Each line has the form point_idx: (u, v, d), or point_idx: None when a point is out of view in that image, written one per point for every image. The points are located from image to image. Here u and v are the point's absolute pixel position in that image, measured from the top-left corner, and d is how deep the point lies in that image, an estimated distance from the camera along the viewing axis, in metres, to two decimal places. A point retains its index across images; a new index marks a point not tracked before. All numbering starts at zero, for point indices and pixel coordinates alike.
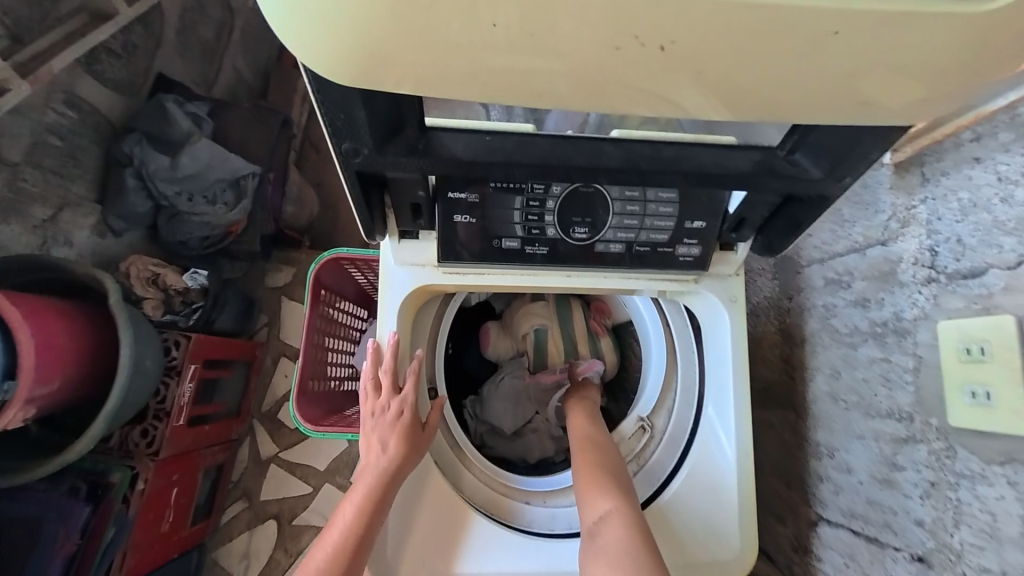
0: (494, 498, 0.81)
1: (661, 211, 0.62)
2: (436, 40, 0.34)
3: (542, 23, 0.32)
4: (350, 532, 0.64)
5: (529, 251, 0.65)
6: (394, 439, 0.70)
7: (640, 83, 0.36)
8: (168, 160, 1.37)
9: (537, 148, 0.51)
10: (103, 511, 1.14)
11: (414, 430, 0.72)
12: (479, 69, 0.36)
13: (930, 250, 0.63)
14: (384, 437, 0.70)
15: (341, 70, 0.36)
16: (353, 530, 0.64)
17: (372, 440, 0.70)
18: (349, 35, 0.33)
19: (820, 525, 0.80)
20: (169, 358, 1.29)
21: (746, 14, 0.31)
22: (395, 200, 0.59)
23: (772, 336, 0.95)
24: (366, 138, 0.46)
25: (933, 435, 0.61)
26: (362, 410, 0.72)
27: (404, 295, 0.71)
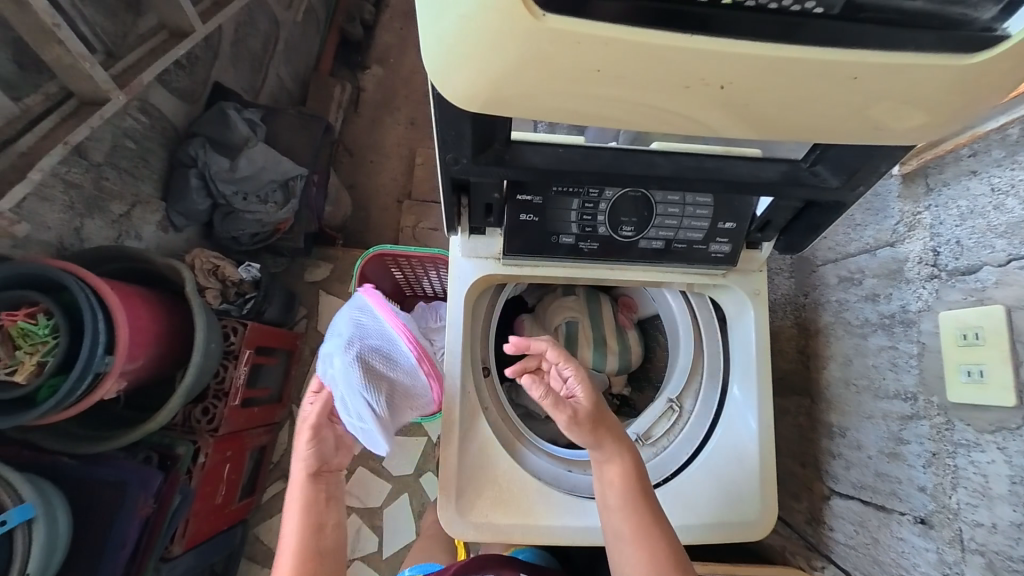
0: (512, 444, 0.89)
1: (697, 213, 0.72)
2: (546, 81, 0.43)
3: (634, 65, 0.41)
4: (296, 535, 0.74)
5: (581, 246, 0.75)
6: (307, 442, 0.78)
7: (698, 113, 0.47)
8: (228, 163, 1.50)
9: (600, 159, 0.61)
10: (172, 480, 1.23)
11: (319, 427, 0.79)
12: (577, 102, 0.45)
13: (933, 251, 0.72)
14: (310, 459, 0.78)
15: (467, 98, 0.46)
16: (300, 541, 0.74)
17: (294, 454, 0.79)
18: (483, 74, 0.43)
19: (832, 498, 0.89)
20: (228, 343, 1.41)
21: (788, 64, 0.41)
22: (471, 200, 0.69)
23: (788, 329, 1.04)
24: (467, 150, 0.56)
25: (934, 411, 0.70)
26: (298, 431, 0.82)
27: (469, 284, 0.81)
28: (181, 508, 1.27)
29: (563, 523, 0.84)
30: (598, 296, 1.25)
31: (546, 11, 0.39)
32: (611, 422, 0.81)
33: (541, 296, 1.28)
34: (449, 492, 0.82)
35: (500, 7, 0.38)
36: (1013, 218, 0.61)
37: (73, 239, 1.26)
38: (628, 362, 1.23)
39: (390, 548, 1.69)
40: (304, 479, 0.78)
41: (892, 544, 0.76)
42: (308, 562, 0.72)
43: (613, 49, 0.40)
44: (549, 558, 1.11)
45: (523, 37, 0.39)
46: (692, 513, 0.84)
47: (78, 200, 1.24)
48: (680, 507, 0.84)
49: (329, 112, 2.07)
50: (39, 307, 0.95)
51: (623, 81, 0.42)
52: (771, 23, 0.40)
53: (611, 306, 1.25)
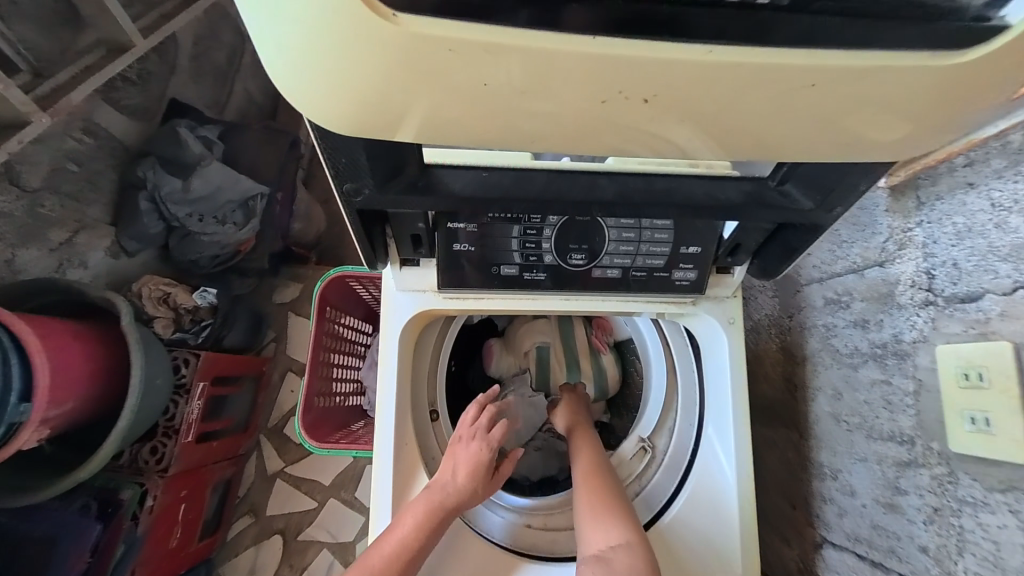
0: None
1: (656, 237, 0.63)
2: (427, 96, 0.34)
3: (532, 73, 0.33)
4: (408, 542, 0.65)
5: (527, 278, 0.66)
6: (466, 471, 0.71)
7: (627, 128, 0.38)
8: (180, 183, 1.41)
9: (532, 184, 0.52)
10: (115, 527, 1.16)
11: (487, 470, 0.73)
12: (477, 117, 0.37)
13: (927, 273, 0.63)
14: (484, 483, 0.72)
15: (340, 121, 0.37)
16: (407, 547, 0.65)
17: (454, 463, 0.72)
18: (347, 92, 0.34)
19: (824, 547, 0.79)
20: (179, 376, 1.32)
21: (728, 73, 0.33)
22: (396, 231, 0.61)
23: (773, 354, 0.95)
24: (368, 180, 0.47)
25: (934, 460, 0.61)
26: (463, 434, 0.75)
27: (406, 321, 0.72)
28: (127, 557, 1.19)
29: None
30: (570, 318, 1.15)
31: (401, 9, 0.30)
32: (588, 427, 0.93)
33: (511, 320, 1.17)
34: None
35: (344, 7, 0.29)
36: (1017, 239, 0.52)
37: (6, 271, 1.18)
38: (604, 390, 1.13)
39: None
40: (465, 499, 0.70)
41: None
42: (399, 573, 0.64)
43: (500, 55, 0.31)
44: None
45: (382, 45, 0.31)
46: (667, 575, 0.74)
47: (8, 229, 1.16)
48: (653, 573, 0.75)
49: (300, 126, 1.99)
50: None
51: (525, 91, 0.34)
52: (698, 18, 0.32)
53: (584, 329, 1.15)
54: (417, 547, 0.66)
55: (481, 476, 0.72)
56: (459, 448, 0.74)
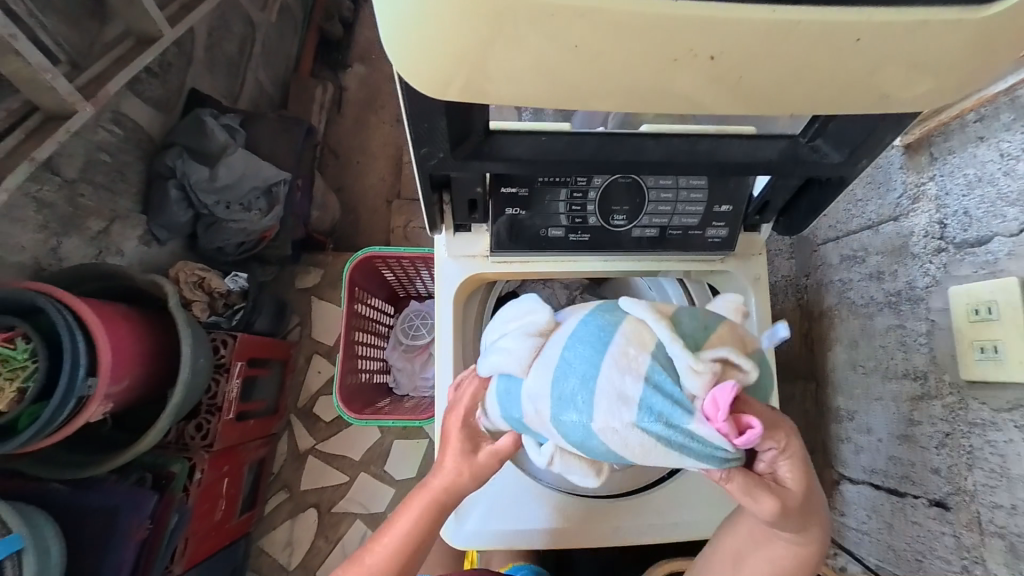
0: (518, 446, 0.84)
1: (692, 197, 0.68)
2: (512, 74, 0.40)
3: (621, 31, 0.37)
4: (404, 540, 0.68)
5: (572, 239, 0.71)
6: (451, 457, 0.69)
7: (669, 90, 0.43)
8: (207, 172, 1.46)
9: (584, 147, 0.57)
10: (166, 500, 1.20)
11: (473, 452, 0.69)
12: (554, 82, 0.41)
13: (940, 223, 0.69)
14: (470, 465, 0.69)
15: (428, 83, 0.42)
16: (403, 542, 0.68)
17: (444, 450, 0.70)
18: (440, 55, 0.39)
19: (842, 484, 0.86)
20: (218, 356, 1.37)
21: (786, 31, 0.37)
22: (453, 196, 0.66)
23: (790, 313, 1.02)
24: (442, 145, 0.53)
25: (947, 390, 0.67)
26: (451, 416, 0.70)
27: (456, 285, 0.77)
28: (178, 527, 1.24)
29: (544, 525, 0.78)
30: (597, 435, 0.51)
31: None
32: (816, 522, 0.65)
33: (496, 416, 0.63)
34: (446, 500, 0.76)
35: None
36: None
37: (50, 259, 1.22)
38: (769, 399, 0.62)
39: None
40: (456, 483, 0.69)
41: (908, 528, 0.73)
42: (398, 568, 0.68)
43: (605, 23, 0.36)
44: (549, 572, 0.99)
45: (487, 12, 0.36)
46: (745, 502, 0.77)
47: (53, 218, 1.20)
48: (648, 509, 0.81)
49: (311, 114, 1.98)
50: (18, 331, 0.93)
51: (614, 52, 0.38)
52: None
53: (649, 451, 0.50)
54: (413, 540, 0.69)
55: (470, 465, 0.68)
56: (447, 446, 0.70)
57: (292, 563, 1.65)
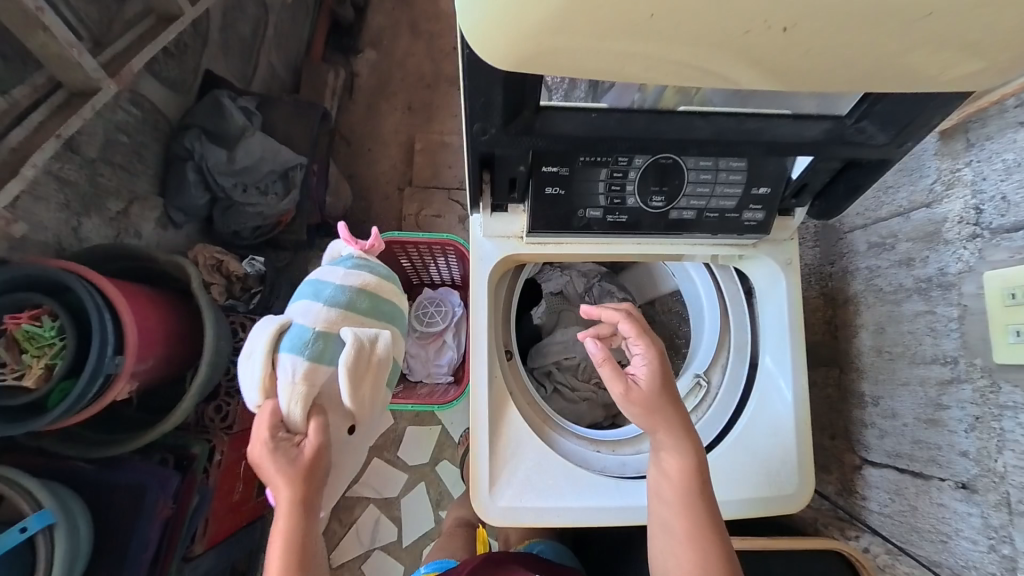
0: (539, 425, 0.84)
1: (731, 178, 0.69)
2: (582, 44, 0.40)
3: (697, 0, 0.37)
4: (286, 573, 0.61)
5: (609, 220, 0.72)
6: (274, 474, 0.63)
7: (731, 66, 0.43)
8: (224, 154, 1.46)
9: (636, 124, 0.58)
10: (189, 482, 1.20)
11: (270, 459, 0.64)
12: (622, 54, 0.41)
13: (975, 209, 0.70)
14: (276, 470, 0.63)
15: (494, 54, 0.42)
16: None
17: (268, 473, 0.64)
18: (512, 24, 0.39)
19: (865, 468, 0.87)
20: (237, 339, 1.37)
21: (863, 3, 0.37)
22: (495, 175, 0.66)
23: (813, 301, 1.03)
24: (496, 119, 0.53)
25: (978, 374, 0.68)
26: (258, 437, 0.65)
27: (492, 266, 0.77)
28: (201, 507, 1.24)
29: (579, 503, 0.78)
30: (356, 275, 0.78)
31: None
32: (680, 413, 0.74)
33: (297, 358, 0.68)
34: (480, 476, 0.77)
35: None
36: None
37: (71, 239, 1.22)
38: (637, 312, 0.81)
39: (409, 539, 1.64)
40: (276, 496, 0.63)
41: (931, 509, 0.74)
42: None
43: None
44: (569, 555, 1.00)
45: None
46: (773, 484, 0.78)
47: (74, 197, 1.20)
48: None
49: (323, 99, 1.96)
50: (44, 309, 0.93)
51: (687, 22, 0.38)
52: None
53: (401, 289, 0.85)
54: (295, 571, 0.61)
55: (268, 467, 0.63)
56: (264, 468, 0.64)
57: None
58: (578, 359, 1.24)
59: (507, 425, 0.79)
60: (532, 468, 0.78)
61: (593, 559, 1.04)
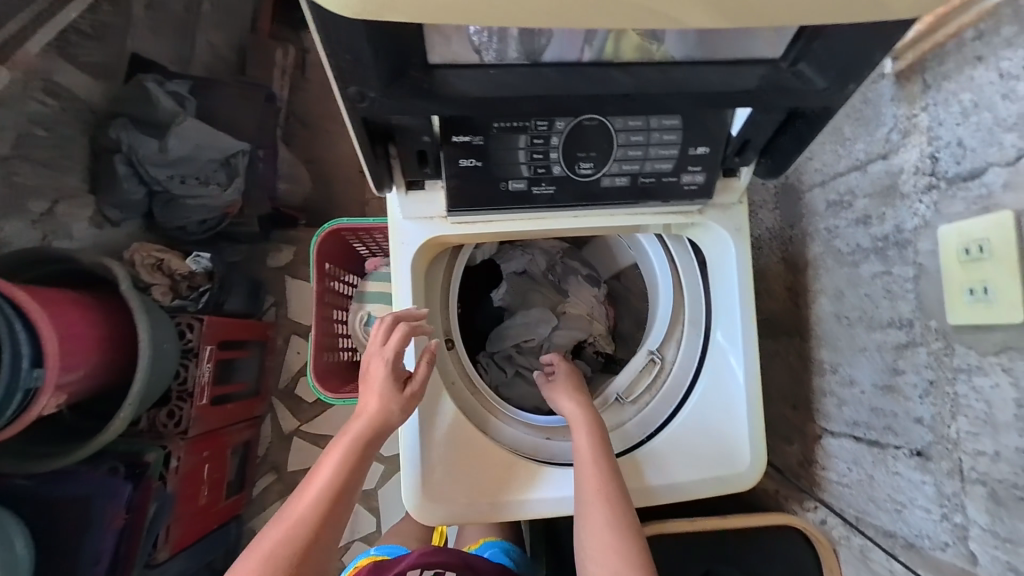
0: (483, 417, 0.79)
1: (665, 138, 0.63)
2: None
3: None
4: (329, 493, 0.64)
5: (536, 192, 0.65)
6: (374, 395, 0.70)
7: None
8: (155, 143, 1.35)
9: (545, 80, 0.50)
10: (145, 487, 1.14)
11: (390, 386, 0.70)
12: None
13: (931, 157, 0.64)
14: (385, 395, 0.69)
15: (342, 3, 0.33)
16: (324, 494, 0.64)
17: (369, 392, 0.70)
18: None
19: (825, 438, 0.85)
20: (185, 341, 1.30)
21: None
22: (400, 148, 0.59)
23: (776, 267, 0.99)
24: (372, 80, 0.46)
25: (932, 336, 0.64)
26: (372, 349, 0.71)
27: (417, 249, 0.71)
28: (161, 514, 1.21)
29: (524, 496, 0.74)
30: None
31: None
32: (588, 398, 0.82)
33: None
34: (417, 476, 0.72)
35: None
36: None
37: None
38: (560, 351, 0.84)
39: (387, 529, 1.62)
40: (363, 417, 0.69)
41: (888, 479, 0.71)
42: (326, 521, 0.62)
43: None
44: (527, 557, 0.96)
45: None
46: (719, 467, 0.75)
47: None
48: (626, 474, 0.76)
49: (272, 79, 1.82)
50: None
51: None
52: None
53: None
54: (338, 490, 0.64)
55: (374, 391, 0.70)
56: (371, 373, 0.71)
57: None
58: (539, 340, 1.19)
59: (445, 420, 0.75)
60: (473, 464, 0.75)
61: (558, 545, 1.01)
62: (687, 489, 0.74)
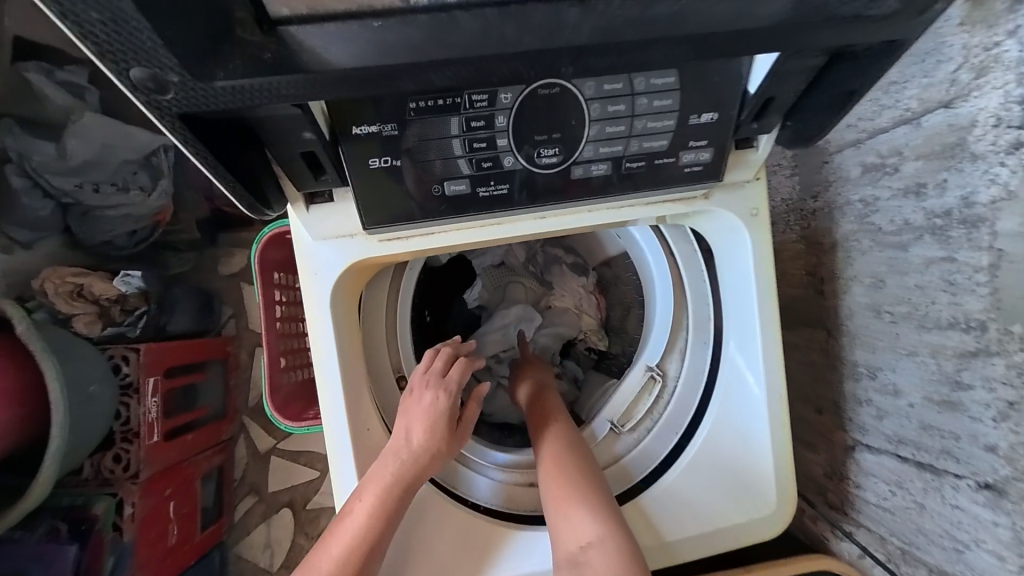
0: (450, 468, 0.66)
1: (655, 106, 0.45)
2: None
3: None
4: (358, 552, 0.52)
5: (483, 194, 0.48)
6: (421, 428, 0.58)
7: None
8: (51, 147, 1.12)
9: (457, 35, 0.32)
10: (96, 541, 1.07)
11: (445, 424, 0.59)
12: None
13: (1020, 103, 0.47)
14: (432, 434, 0.58)
15: None
16: (351, 552, 0.52)
17: (415, 427, 0.58)
18: None
19: (859, 452, 0.72)
20: (122, 377, 1.14)
21: None
22: (276, 153, 0.41)
23: (794, 246, 0.82)
24: (165, 59, 0.28)
25: (1015, 346, 0.49)
26: (421, 376, 0.60)
27: (338, 278, 0.54)
28: (120, 568, 1.10)
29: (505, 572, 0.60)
30: None
31: None
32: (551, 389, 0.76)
33: None
34: None
35: None
36: None
37: None
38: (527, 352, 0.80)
39: None
40: (402, 460, 0.56)
41: (944, 511, 0.59)
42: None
43: None
44: None
45: None
46: (740, 506, 0.62)
47: None
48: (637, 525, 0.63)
49: None
50: None
51: None
52: None
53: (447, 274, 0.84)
54: (367, 549, 0.53)
55: (426, 430, 0.57)
56: (412, 403, 0.59)
57: (275, 564, 1.45)
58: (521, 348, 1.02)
59: None
60: (438, 545, 0.59)
61: None
62: (718, 535, 0.61)
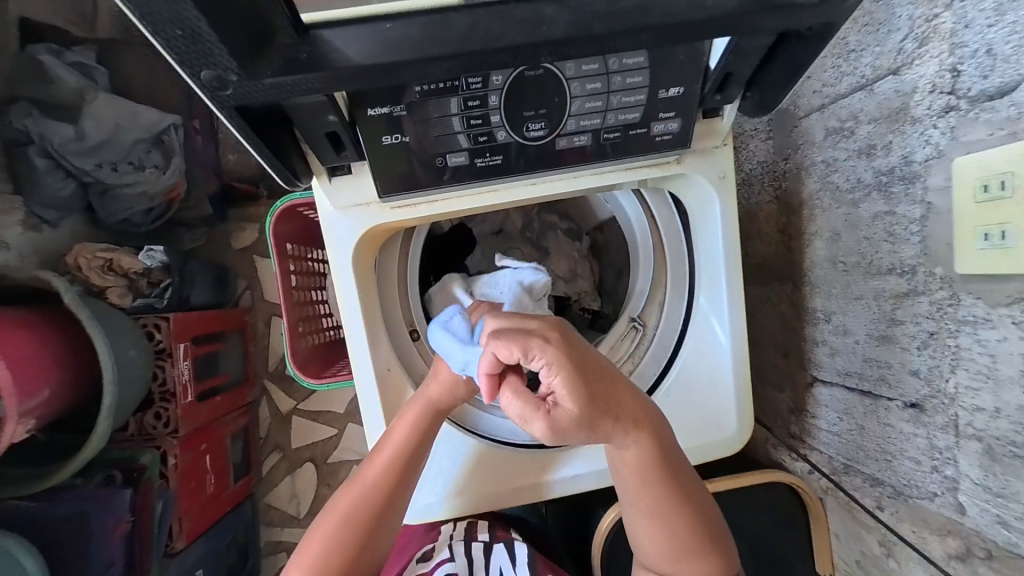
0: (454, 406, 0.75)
1: (628, 82, 0.52)
2: None
3: None
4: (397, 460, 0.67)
5: (481, 165, 0.55)
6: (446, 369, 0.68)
7: None
8: (69, 129, 1.18)
9: (452, 30, 0.39)
10: (143, 490, 1.19)
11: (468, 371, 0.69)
12: None
13: (952, 70, 0.53)
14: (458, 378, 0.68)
15: None
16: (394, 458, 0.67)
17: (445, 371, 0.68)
18: None
19: (816, 386, 0.82)
20: (155, 343, 1.25)
21: None
22: (305, 133, 0.49)
23: (768, 207, 0.89)
24: (227, 62, 0.35)
25: (937, 285, 0.58)
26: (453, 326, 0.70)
27: (357, 242, 0.62)
28: (166, 512, 1.24)
29: (500, 486, 0.74)
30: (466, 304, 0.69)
31: None
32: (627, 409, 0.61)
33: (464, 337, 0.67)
34: None
35: None
36: None
37: None
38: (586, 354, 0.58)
39: None
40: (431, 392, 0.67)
41: (879, 430, 0.69)
42: (394, 482, 0.67)
43: None
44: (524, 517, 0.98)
45: None
46: (704, 429, 0.73)
47: None
48: None
49: None
50: None
51: None
52: None
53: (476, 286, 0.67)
54: (406, 457, 0.67)
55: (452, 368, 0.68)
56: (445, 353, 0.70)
57: (302, 512, 1.62)
58: None
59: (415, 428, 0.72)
60: (446, 464, 0.73)
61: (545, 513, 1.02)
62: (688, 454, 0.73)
